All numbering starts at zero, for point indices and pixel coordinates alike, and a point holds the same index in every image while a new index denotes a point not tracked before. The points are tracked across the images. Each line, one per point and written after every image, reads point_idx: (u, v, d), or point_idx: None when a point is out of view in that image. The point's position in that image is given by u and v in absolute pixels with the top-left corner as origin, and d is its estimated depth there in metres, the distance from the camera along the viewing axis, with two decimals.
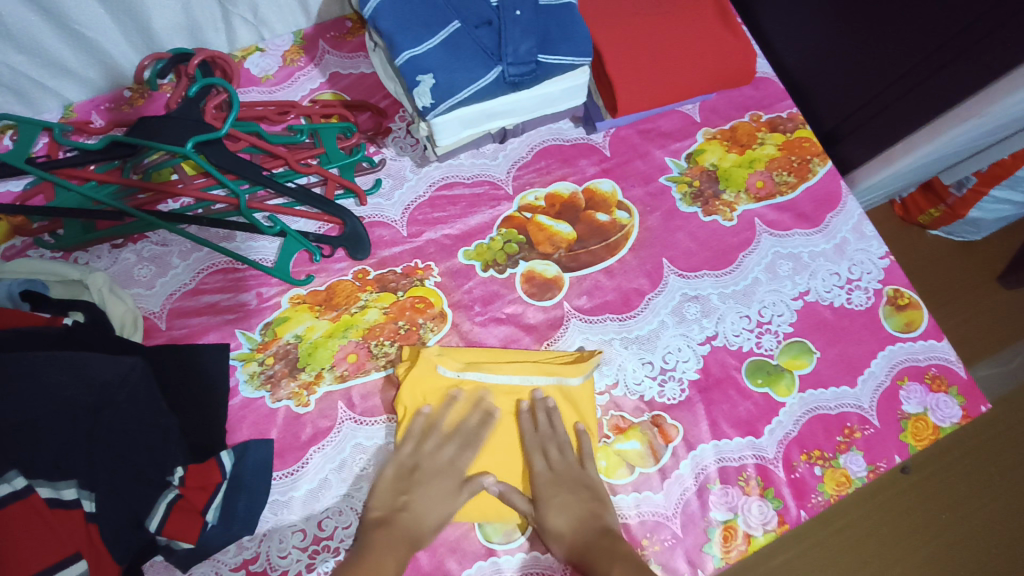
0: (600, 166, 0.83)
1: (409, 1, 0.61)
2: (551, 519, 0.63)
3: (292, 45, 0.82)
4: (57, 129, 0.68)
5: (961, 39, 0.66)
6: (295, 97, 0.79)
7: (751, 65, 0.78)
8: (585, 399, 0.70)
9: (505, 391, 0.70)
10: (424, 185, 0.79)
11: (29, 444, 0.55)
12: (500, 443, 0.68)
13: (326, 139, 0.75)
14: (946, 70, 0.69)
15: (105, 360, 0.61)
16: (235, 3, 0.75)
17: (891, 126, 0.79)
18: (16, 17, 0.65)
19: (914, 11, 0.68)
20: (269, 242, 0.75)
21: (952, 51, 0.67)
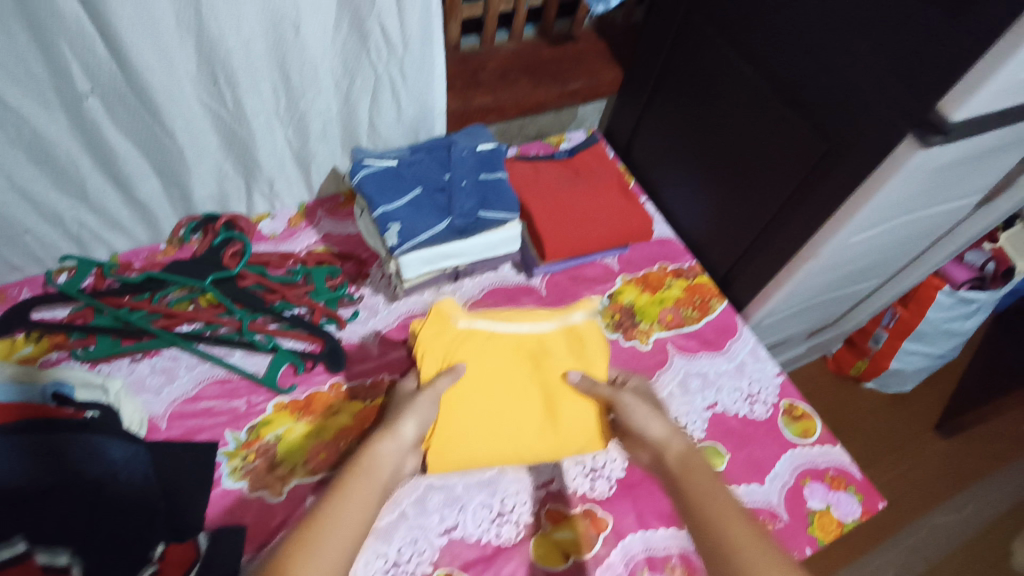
0: (538, 303, 1.02)
1: (385, 175, 0.85)
2: (638, 411, 0.77)
3: (296, 213, 1.06)
4: (106, 266, 0.93)
5: (795, 197, 0.89)
6: (296, 249, 1.02)
7: (649, 225, 1.01)
8: (588, 332, 0.89)
9: (520, 339, 0.87)
10: (393, 315, 0.97)
11: (38, 514, 0.68)
12: (512, 382, 0.84)
13: (317, 280, 0.97)
14: (791, 222, 0.92)
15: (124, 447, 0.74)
16: (258, 182, 1.00)
17: (764, 269, 1.01)
18: (95, 185, 0.88)
19: (767, 181, 0.94)
20: (263, 358, 0.90)
21: (789, 208, 0.91)
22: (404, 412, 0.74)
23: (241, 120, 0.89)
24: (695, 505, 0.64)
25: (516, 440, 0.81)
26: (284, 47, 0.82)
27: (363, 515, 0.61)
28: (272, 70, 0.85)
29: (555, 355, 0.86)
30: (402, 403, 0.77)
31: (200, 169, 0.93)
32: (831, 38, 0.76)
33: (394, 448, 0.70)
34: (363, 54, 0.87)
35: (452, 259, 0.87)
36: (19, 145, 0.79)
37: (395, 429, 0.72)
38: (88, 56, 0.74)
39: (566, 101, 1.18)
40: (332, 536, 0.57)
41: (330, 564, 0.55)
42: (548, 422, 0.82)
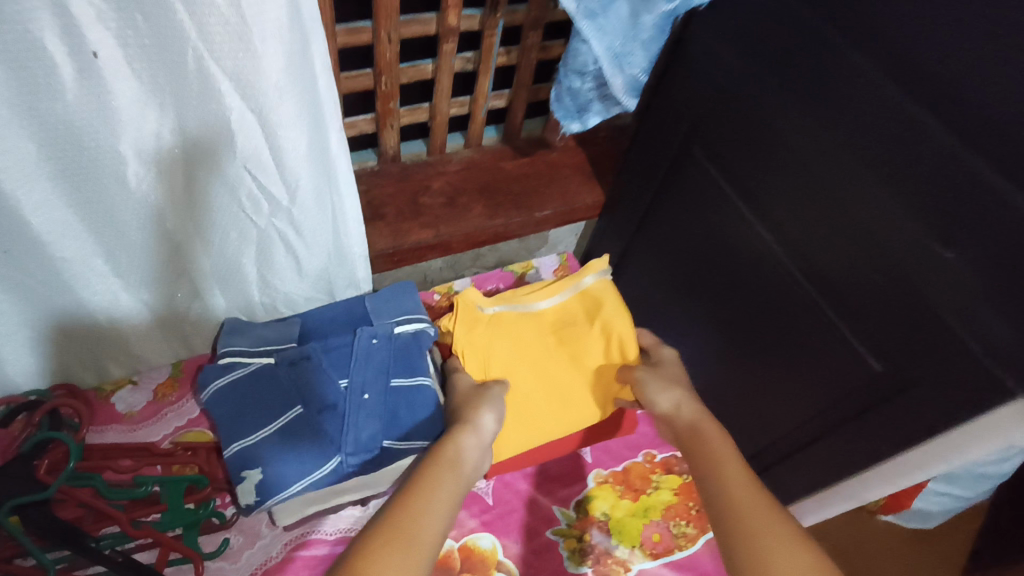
0: (480, 518, 0.77)
1: (251, 384, 0.61)
2: (658, 392, 0.65)
3: (167, 377, 0.81)
4: None
5: (843, 406, 0.66)
6: (154, 437, 0.76)
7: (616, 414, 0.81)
8: (602, 295, 0.81)
9: (540, 315, 0.81)
10: (278, 543, 0.71)
11: None
12: (537, 358, 0.77)
13: (171, 494, 0.69)
14: (836, 433, 0.68)
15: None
16: (108, 347, 0.75)
17: (794, 477, 0.77)
18: None
19: (798, 371, 0.70)
20: (115, 531, 0.70)
21: (837, 417, 0.67)
22: (479, 405, 0.62)
23: (59, 287, 0.64)
24: (723, 497, 0.49)
25: (555, 421, 0.76)
26: (113, 203, 0.59)
27: (461, 473, 0.53)
28: (104, 225, 0.60)
29: (578, 324, 0.80)
30: (469, 397, 0.64)
31: (13, 340, 0.67)
32: (901, 235, 0.53)
33: (479, 442, 0.58)
34: (233, 204, 0.65)
35: (353, 491, 0.63)
36: None
37: (478, 421, 0.60)
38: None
39: (533, 229, 0.93)
40: (436, 489, 0.49)
41: (442, 509, 0.48)
42: (578, 395, 0.77)
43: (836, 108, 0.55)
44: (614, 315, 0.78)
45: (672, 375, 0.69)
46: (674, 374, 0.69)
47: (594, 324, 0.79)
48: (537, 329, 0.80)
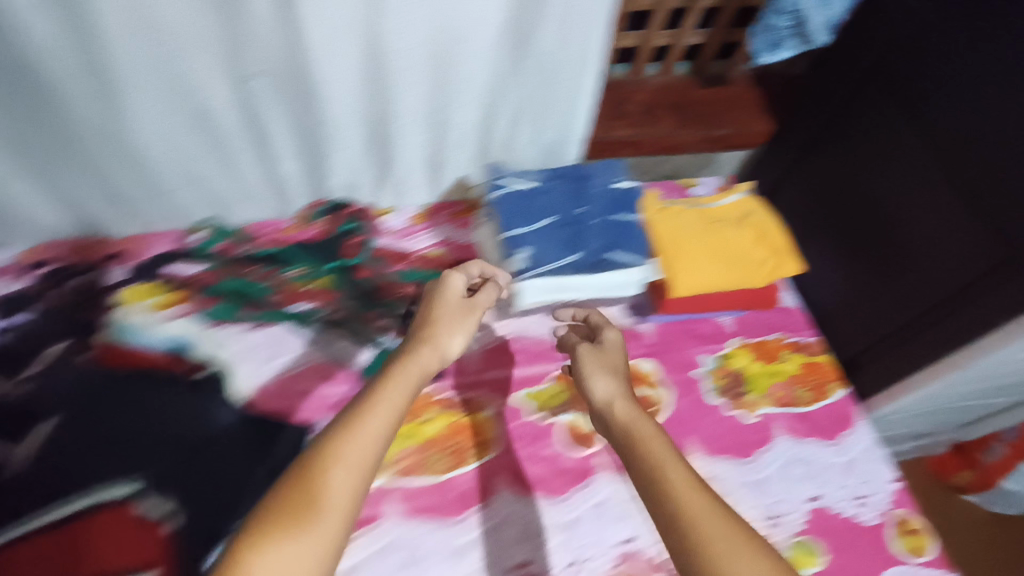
0: (644, 350, 0.99)
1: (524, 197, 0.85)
2: (598, 379, 0.68)
3: (417, 212, 1.06)
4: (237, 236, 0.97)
5: (965, 291, 0.83)
6: (413, 248, 1.01)
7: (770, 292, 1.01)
8: (752, 206, 1.00)
9: (706, 210, 0.98)
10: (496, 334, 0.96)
11: (132, 465, 0.72)
12: (710, 231, 0.95)
13: (429, 284, 0.97)
14: (956, 316, 0.85)
15: (197, 407, 0.79)
16: (389, 180, 1.01)
17: (911, 356, 0.94)
18: (241, 152, 0.89)
19: (930, 267, 0.88)
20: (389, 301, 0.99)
21: (957, 301, 0.84)
22: (446, 331, 0.70)
23: (383, 117, 0.90)
24: (672, 501, 0.54)
25: (729, 274, 0.92)
26: (444, 56, 0.83)
27: (401, 405, 0.59)
28: (431, 70, 0.85)
29: (733, 219, 0.98)
30: (449, 315, 0.72)
31: (341, 155, 0.94)
32: None
33: (437, 358, 0.67)
34: (512, 72, 0.89)
35: (572, 292, 0.86)
36: (183, 110, 0.81)
37: (438, 341, 0.68)
38: (260, 41, 0.75)
39: (707, 146, 1.13)
40: (369, 434, 0.55)
41: (366, 449, 0.54)
42: (743, 262, 0.94)
43: (1007, 47, 0.73)
44: (764, 218, 0.99)
45: (613, 358, 0.72)
46: (615, 359, 0.72)
47: (751, 222, 0.98)
48: (706, 216, 0.97)
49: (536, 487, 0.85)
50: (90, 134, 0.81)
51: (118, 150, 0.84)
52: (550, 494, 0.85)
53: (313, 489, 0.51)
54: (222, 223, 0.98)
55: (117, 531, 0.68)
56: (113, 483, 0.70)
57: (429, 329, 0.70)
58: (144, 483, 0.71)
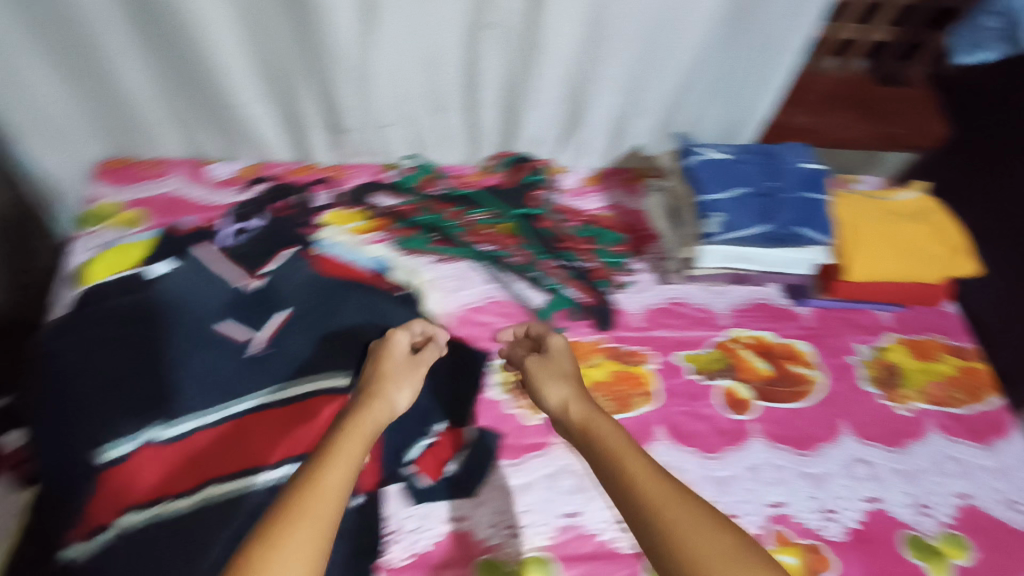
0: (801, 331, 1.02)
1: (722, 166, 0.88)
2: (555, 387, 0.70)
3: (590, 174, 1.12)
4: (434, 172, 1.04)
5: None
6: (585, 207, 1.08)
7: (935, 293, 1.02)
8: (931, 207, 1.00)
9: (893, 201, 1.00)
10: (660, 296, 1.01)
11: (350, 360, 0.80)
12: (896, 220, 0.96)
13: (602, 242, 1.03)
14: None
15: (409, 320, 0.87)
16: (572, 139, 1.06)
17: None
18: (450, 97, 0.96)
19: None
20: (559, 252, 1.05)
21: None
22: (395, 380, 0.71)
23: (589, 78, 0.95)
24: (643, 501, 0.53)
25: (908, 266, 0.94)
26: (660, 25, 0.88)
27: (360, 451, 0.57)
28: (645, 36, 0.90)
29: (918, 213, 0.99)
30: (396, 366, 0.74)
31: (539, 111, 0.99)
32: None
33: (389, 408, 0.67)
34: (719, 45, 0.93)
35: (748, 264, 0.89)
36: (416, 54, 0.88)
37: (389, 391, 0.69)
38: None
39: (879, 143, 1.16)
40: (337, 459, 0.55)
41: (329, 502, 0.51)
42: (925, 255, 0.94)
43: None
44: (947, 219, 0.98)
45: (561, 363, 0.74)
46: (561, 363, 0.74)
47: (933, 219, 0.98)
48: (891, 206, 1.00)
49: (693, 442, 0.90)
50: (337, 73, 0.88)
51: (356, 91, 0.92)
52: (704, 450, 0.90)
53: (293, 498, 0.50)
54: (422, 159, 1.05)
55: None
56: (334, 375, 0.79)
57: (378, 376, 0.72)
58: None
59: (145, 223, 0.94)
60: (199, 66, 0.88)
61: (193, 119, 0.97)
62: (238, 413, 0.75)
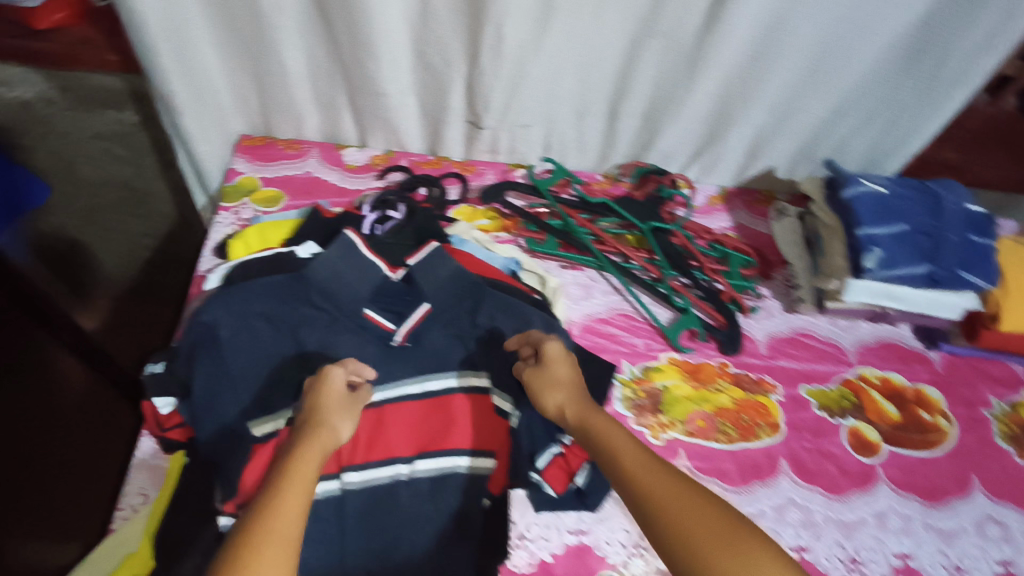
0: (931, 376, 0.98)
1: (884, 201, 0.84)
2: (553, 399, 0.70)
3: (715, 194, 1.10)
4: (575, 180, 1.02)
5: None
6: (711, 225, 1.05)
7: None
8: None
9: None
10: (786, 325, 0.98)
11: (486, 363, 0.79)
12: None
13: (732, 264, 0.99)
14: None
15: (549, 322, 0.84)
16: (706, 155, 1.03)
17: None
18: (596, 102, 0.94)
19: None
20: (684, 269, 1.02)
21: None
22: (330, 419, 0.66)
23: (743, 98, 0.92)
24: (641, 491, 0.58)
25: None
26: (834, 46, 0.84)
27: (296, 513, 0.54)
28: (813, 58, 0.86)
29: None
30: (332, 402, 0.68)
31: (681, 126, 0.97)
32: None
33: (326, 451, 0.63)
34: (887, 74, 0.88)
35: (889, 301, 0.86)
36: (577, 59, 0.86)
37: (324, 430, 0.65)
38: (688, 4, 0.79)
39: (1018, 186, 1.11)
40: (268, 524, 0.52)
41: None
42: None
43: None
44: None
45: (559, 372, 0.72)
46: (564, 372, 0.72)
47: None
48: None
49: (817, 480, 0.87)
50: (493, 74, 0.87)
51: (505, 92, 0.91)
52: (829, 489, 0.86)
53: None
54: (556, 162, 1.01)
55: (479, 425, 0.77)
56: (470, 375, 0.79)
57: (317, 414, 0.66)
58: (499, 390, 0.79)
59: (282, 202, 0.96)
60: (360, 59, 0.86)
61: (336, 104, 0.97)
62: (375, 405, 0.76)
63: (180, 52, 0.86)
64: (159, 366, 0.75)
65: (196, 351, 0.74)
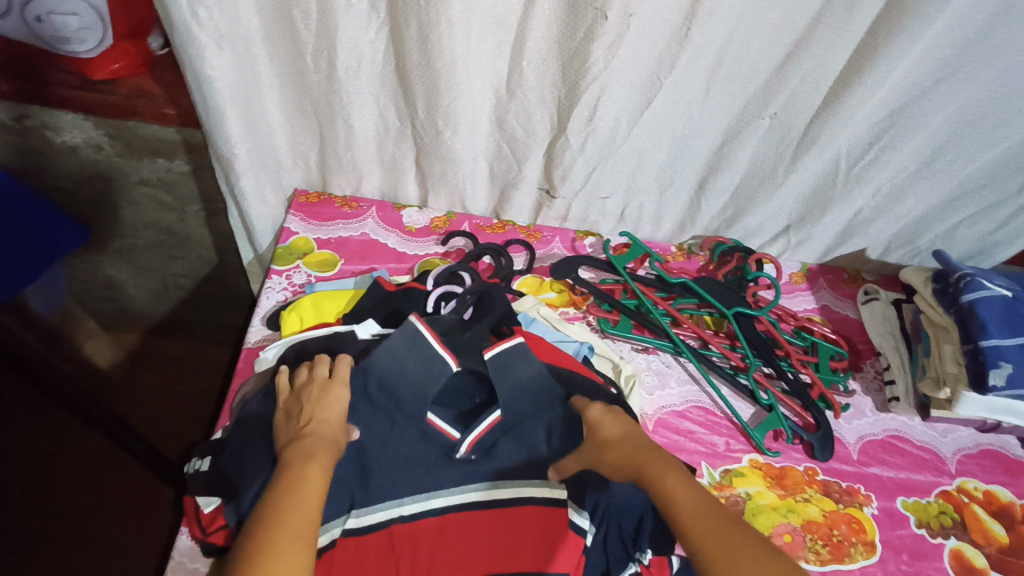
0: None
1: (1010, 310, 0.77)
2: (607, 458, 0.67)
3: (798, 271, 1.02)
4: (653, 256, 0.95)
5: None
6: (796, 307, 0.97)
7: None
8: None
9: None
10: (879, 427, 0.90)
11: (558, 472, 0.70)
12: None
13: (821, 355, 0.92)
14: None
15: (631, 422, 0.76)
16: (794, 232, 0.96)
17: None
18: (685, 176, 0.87)
19: None
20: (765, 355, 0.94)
21: None
22: (331, 437, 0.63)
23: (848, 176, 0.85)
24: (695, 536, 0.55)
25: None
26: (962, 133, 0.77)
27: (303, 537, 0.52)
28: (931, 144, 0.80)
29: None
30: (332, 420, 0.65)
31: (774, 203, 0.90)
32: None
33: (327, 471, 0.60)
34: (1013, 163, 0.81)
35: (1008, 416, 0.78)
36: (671, 133, 0.81)
37: (325, 446, 0.62)
38: (806, 84, 0.73)
39: None
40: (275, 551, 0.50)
41: None
42: None
43: None
44: None
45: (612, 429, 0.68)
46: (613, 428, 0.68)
47: None
48: None
49: None
50: (581, 146, 0.82)
51: (588, 163, 0.85)
52: None
53: None
54: (632, 236, 0.95)
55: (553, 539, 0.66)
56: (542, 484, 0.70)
57: (317, 431, 0.63)
58: (574, 502, 0.69)
59: (337, 266, 0.89)
60: (435, 126, 0.81)
61: (404, 166, 0.90)
62: (434, 512, 0.67)
63: (249, 113, 0.80)
64: (204, 461, 0.68)
65: (247, 447, 0.67)
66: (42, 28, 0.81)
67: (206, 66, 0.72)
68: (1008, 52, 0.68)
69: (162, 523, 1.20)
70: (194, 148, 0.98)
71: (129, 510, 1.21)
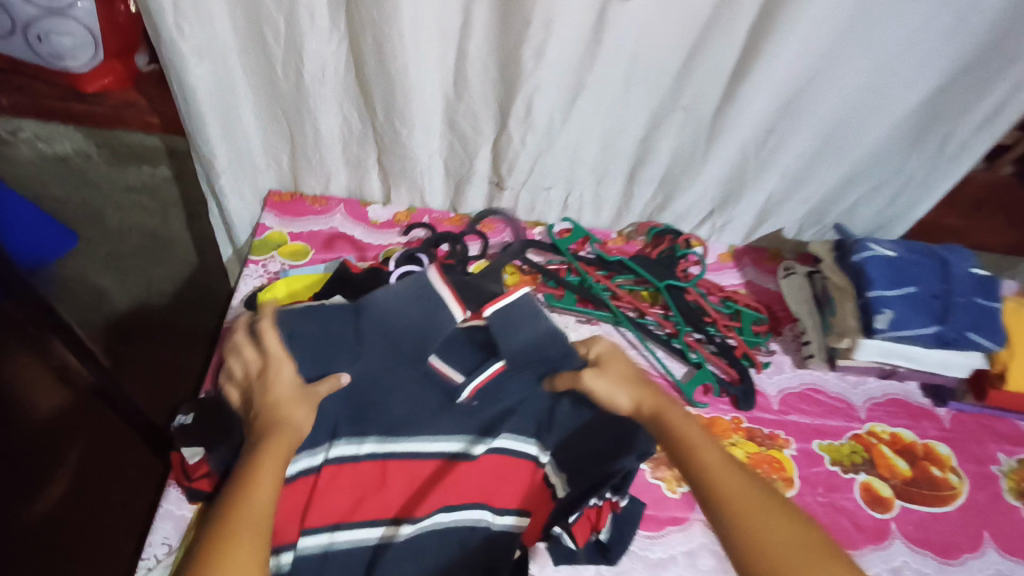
0: (940, 433, 1.00)
1: (895, 266, 0.89)
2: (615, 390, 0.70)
3: (726, 250, 1.14)
4: (593, 240, 1.06)
5: None
6: (723, 281, 1.09)
7: None
8: None
9: None
10: (797, 381, 1.01)
11: None
12: None
13: (744, 320, 1.03)
14: None
15: None
16: (717, 215, 1.09)
17: None
18: (616, 167, 1.00)
19: None
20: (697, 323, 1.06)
21: None
22: (286, 412, 0.67)
23: (755, 162, 0.98)
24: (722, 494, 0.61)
25: None
26: (844, 120, 0.91)
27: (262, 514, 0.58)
28: (820, 132, 0.93)
29: None
30: (284, 395, 0.68)
31: (696, 188, 1.03)
32: None
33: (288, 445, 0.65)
34: (890, 145, 0.95)
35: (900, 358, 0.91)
36: (600, 128, 0.93)
37: (278, 424, 0.66)
38: (708, 81, 0.86)
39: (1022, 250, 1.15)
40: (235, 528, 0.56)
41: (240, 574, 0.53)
42: None
43: None
44: None
45: (621, 368, 0.72)
46: (621, 367, 0.72)
47: None
48: None
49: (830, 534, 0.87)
50: (522, 142, 0.93)
51: (530, 157, 0.96)
52: (843, 544, 0.86)
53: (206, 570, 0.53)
54: (574, 222, 1.06)
55: (503, 474, 0.75)
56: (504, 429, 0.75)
57: (271, 411, 0.67)
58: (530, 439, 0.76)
59: (308, 255, 0.99)
60: (393, 127, 0.92)
61: (368, 166, 1.01)
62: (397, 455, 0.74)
63: (227, 117, 0.91)
64: (189, 416, 0.76)
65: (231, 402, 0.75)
66: (41, 47, 0.92)
67: (190, 74, 0.84)
68: (869, 46, 0.81)
69: (142, 510, 1.25)
70: (176, 155, 1.10)
71: (112, 501, 1.25)
